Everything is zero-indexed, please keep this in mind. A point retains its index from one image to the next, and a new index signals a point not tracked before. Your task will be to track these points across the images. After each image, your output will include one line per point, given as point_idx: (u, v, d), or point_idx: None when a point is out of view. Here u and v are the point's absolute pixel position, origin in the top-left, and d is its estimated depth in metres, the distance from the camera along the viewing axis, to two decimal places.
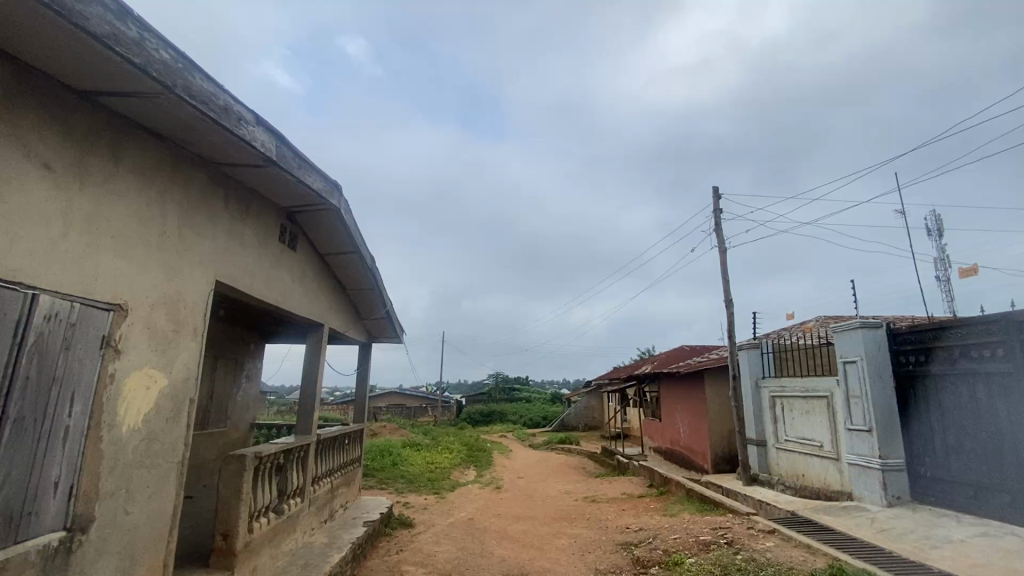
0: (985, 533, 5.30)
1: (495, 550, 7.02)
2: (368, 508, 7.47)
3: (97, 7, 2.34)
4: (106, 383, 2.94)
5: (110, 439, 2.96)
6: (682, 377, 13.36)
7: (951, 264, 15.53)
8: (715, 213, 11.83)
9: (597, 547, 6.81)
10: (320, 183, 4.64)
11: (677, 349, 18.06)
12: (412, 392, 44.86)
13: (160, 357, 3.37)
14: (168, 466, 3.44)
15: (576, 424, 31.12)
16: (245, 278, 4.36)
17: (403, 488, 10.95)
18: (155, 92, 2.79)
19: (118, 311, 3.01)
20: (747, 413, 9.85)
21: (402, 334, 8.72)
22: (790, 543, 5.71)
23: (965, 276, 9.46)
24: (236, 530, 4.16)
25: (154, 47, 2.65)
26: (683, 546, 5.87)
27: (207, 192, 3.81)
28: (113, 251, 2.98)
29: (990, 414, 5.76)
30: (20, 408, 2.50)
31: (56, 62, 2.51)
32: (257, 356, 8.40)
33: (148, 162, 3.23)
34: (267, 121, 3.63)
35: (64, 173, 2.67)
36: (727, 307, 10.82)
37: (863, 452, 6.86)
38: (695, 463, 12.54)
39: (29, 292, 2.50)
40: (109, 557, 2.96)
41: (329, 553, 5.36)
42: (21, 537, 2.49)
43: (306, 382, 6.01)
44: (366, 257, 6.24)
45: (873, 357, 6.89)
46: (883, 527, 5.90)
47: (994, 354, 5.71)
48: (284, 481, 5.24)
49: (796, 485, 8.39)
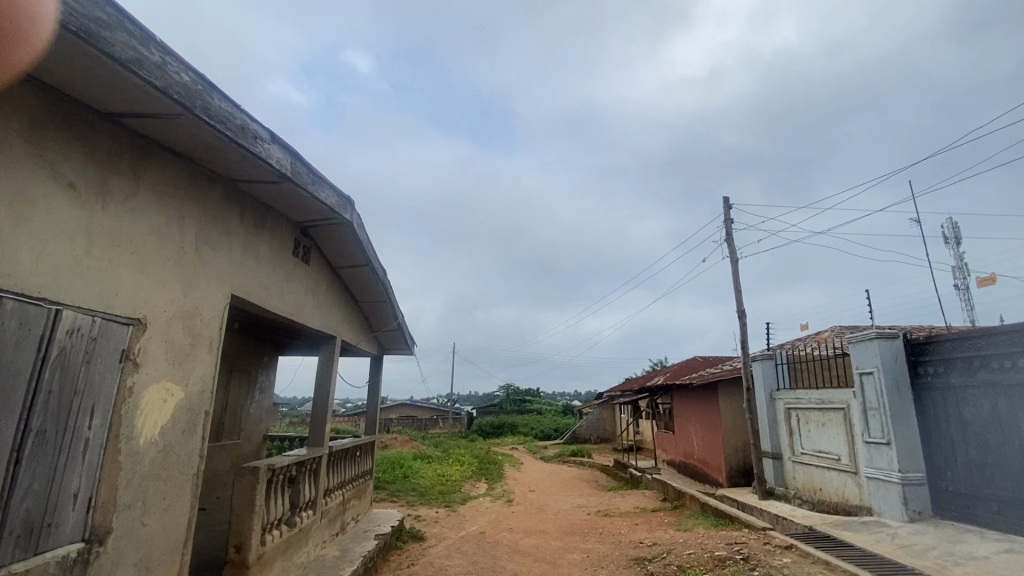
0: (1010, 550, 5.15)
1: (507, 564, 6.95)
2: (380, 521, 7.45)
3: (121, 33, 2.43)
4: (125, 396, 3.00)
5: (127, 451, 3.01)
6: (695, 388, 13.22)
7: (969, 273, 15.30)
8: (727, 224, 11.76)
9: (610, 562, 6.70)
10: (334, 198, 4.71)
11: (689, 360, 17.91)
12: (423, 404, 44.97)
13: (177, 370, 3.43)
14: (184, 478, 3.48)
15: (588, 436, 30.87)
16: (260, 292, 4.43)
17: (413, 500, 10.95)
18: (176, 113, 2.88)
19: (137, 326, 3.09)
20: (763, 425, 9.66)
21: (413, 346, 8.76)
22: (808, 560, 5.58)
23: (983, 285, 9.26)
24: (249, 542, 4.18)
25: (175, 70, 2.74)
26: (698, 562, 5.76)
27: (224, 208, 3.89)
28: (133, 267, 3.06)
29: (1013, 426, 5.63)
30: (43, 421, 2.55)
31: (81, 85, 2.61)
32: (269, 368, 8.49)
33: (168, 180, 3.32)
34: (282, 139, 3.70)
35: (88, 191, 2.76)
36: (740, 317, 10.71)
37: (882, 466, 6.73)
38: (709, 477, 12.34)
39: (52, 307, 2.57)
40: (125, 568, 3.00)
41: (341, 566, 5.35)
42: (41, 548, 2.53)
43: (319, 394, 6.05)
44: (378, 270, 6.30)
45: (891, 368, 6.77)
46: (904, 543, 5.75)
47: (1016, 365, 5.59)
48: (297, 493, 5.26)
49: (813, 499, 8.22)
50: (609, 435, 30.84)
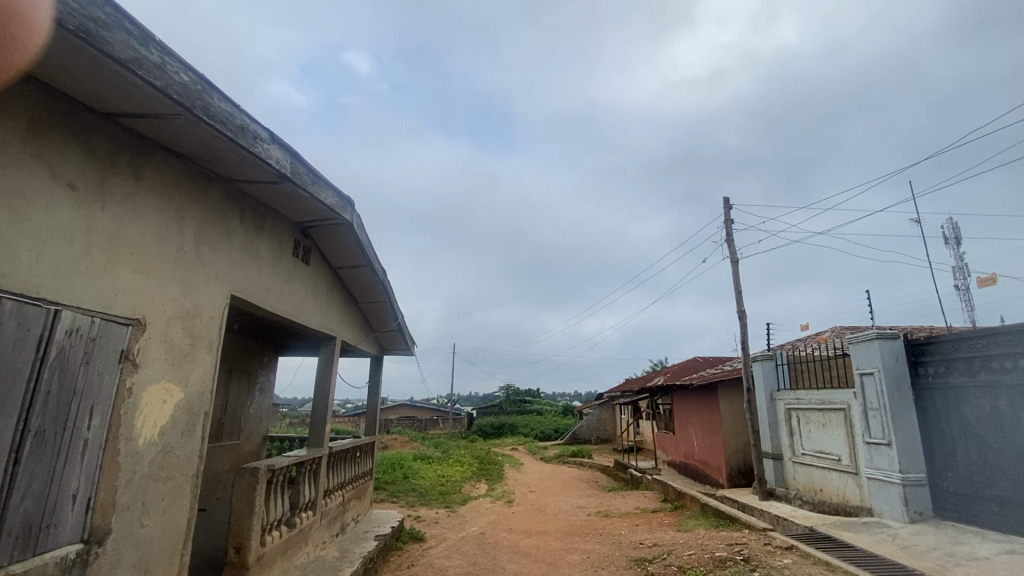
0: (1011, 550, 5.14)
1: (507, 564, 6.94)
2: (380, 521, 7.45)
3: (120, 33, 2.43)
4: (124, 397, 2.99)
5: (126, 451, 3.01)
6: (695, 389, 13.22)
7: (970, 273, 15.29)
8: (727, 224, 11.77)
9: (610, 563, 6.70)
10: (334, 198, 4.70)
11: (689, 360, 17.89)
12: (423, 405, 44.98)
13: (176, 370, 3.43)
14: (183, 478, 3.48)
15: (588, 436, 30.86)
16: (259, 293, 4.43)
17: (414, 500, 10.96)
18: (176, 113, 2.88)
19: (136, 326, 3.08)
20: (763, 426, 9.64)
21: (413, 346, 8.75)
22: (808, 560, 5.57)
23: (983, 285, 9.26)
24: (248, 542, 4.17)
25: (174, 70, 2.74)
26: (699, 562, 5.76)
27: (223, 208, 3.89)
28: (133, 267, 3.05)
29: (1014, 426, 5.62)
30: (42, 421, 2.54)
31: (80, 85, 2.60)
32: (270, 369, 8.49)
33: (168, 180, 3.32)
34: (282, 139, 3.70)
35: (87, 191, 2.76)
36: (740, 318, 10.71)
37: (883, 466, 6.72)
38: (709, 478, 12.34)
39: (51, 307, 2.56)
40: (125, 568, 2.99)
41: (341, 567, 5.34)
42: (39, 549, 2.52)
43: (319, 395, 6.05)
44: (377, 271, 6.29)
45: (891, 369, 6.77)
46: (905, 544, 5.74)
47: (1016, 365, 5.58)
48: (296, 494, 5.25)
49: (814, 500, 8.21)
50: (609, 436, 30.83)
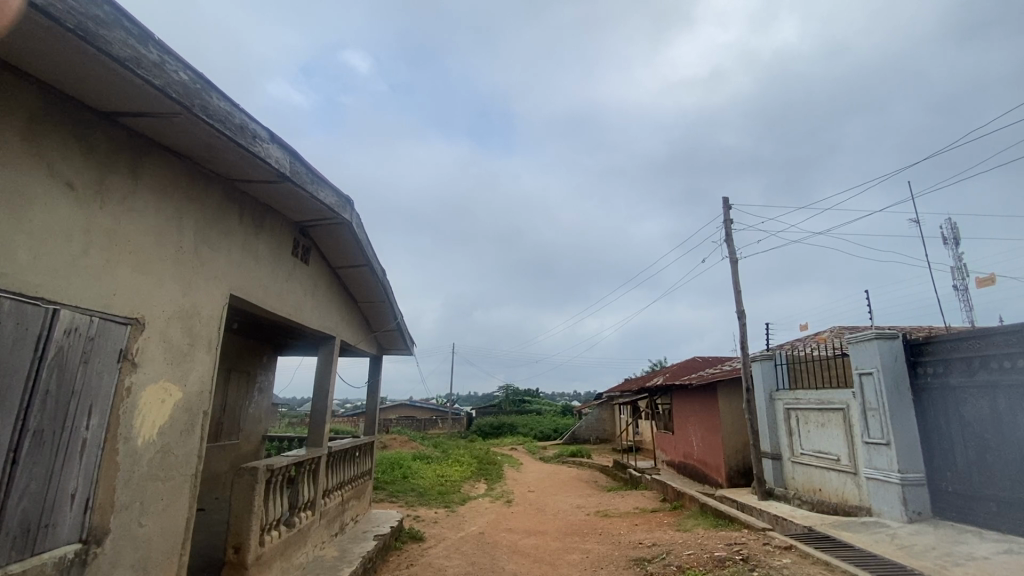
0: (1009, 550, 5.14)
1: (506, 564, 6.94)
2: (379, 521, 7.46)
3: (119, 31, 2.42)
4: (123, 396, 2.99)
5: (125, 451, 3.00)
6: (694, 389, 13.22)
7: (969, 273, 15.29)
8: (727, 224, 11.77)
9: (609, 563, 6.70)
10: (333, 198, 4.69)
11: (689, 360, 17.88)
12: (423, 404, 44.96)
13: (175, 370, 3.42)
14: (182, 479, 3.47)
15: (588, 436, 30.86)
16: (258, 292, 4.42)
17: (413, 500, 10.95)
18: (175, 112, 2.88)
19: (135, 325, 3.07)
20: (762, 426, 9.65)
21: (413, 346, 8.74)
22: (807, 560, 5.57)
23: (982, 285, 9.26)
24: (247, 542, 4.17)
25: (174, 69, 2.74)
26: (697, 562, 5.76)
27: (223, 208, 3.89)
28: (132, 266, 3.05)
29: (1013, 426, 5.63)
30: (40, 421, 2.53)
31: (79, 84, 2.60)
32: (269, 368, 8.48)
33: (167, 180, 3.31)
34: (281, 139, 3.69)
35: (86, 190, 2.75)
36: (739, 318, 10.71)
37: (882, 466, 6.72)
38: (708, 478, 12.35)
39: (49, 306, 2.56)
40: (123, 568, 2.99)
41: (340, 567, 5.34)
42: (38, 549, 2.51)
43: (318, 395, 6.05)
44: (377, 270, 6.28)
45: (890, 369, 6.77)
46: (903, 544, 5.74)
47: (1015, 365, 5.58)
48: (296, 494, 5.25)
49: (813, 499, 8.22)
50: (609, 436, 30.84)
